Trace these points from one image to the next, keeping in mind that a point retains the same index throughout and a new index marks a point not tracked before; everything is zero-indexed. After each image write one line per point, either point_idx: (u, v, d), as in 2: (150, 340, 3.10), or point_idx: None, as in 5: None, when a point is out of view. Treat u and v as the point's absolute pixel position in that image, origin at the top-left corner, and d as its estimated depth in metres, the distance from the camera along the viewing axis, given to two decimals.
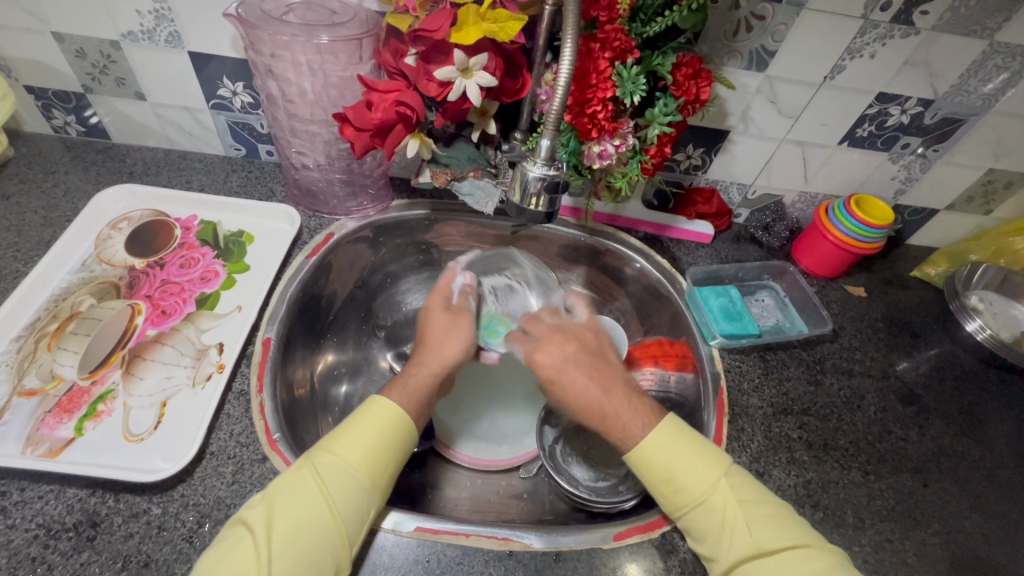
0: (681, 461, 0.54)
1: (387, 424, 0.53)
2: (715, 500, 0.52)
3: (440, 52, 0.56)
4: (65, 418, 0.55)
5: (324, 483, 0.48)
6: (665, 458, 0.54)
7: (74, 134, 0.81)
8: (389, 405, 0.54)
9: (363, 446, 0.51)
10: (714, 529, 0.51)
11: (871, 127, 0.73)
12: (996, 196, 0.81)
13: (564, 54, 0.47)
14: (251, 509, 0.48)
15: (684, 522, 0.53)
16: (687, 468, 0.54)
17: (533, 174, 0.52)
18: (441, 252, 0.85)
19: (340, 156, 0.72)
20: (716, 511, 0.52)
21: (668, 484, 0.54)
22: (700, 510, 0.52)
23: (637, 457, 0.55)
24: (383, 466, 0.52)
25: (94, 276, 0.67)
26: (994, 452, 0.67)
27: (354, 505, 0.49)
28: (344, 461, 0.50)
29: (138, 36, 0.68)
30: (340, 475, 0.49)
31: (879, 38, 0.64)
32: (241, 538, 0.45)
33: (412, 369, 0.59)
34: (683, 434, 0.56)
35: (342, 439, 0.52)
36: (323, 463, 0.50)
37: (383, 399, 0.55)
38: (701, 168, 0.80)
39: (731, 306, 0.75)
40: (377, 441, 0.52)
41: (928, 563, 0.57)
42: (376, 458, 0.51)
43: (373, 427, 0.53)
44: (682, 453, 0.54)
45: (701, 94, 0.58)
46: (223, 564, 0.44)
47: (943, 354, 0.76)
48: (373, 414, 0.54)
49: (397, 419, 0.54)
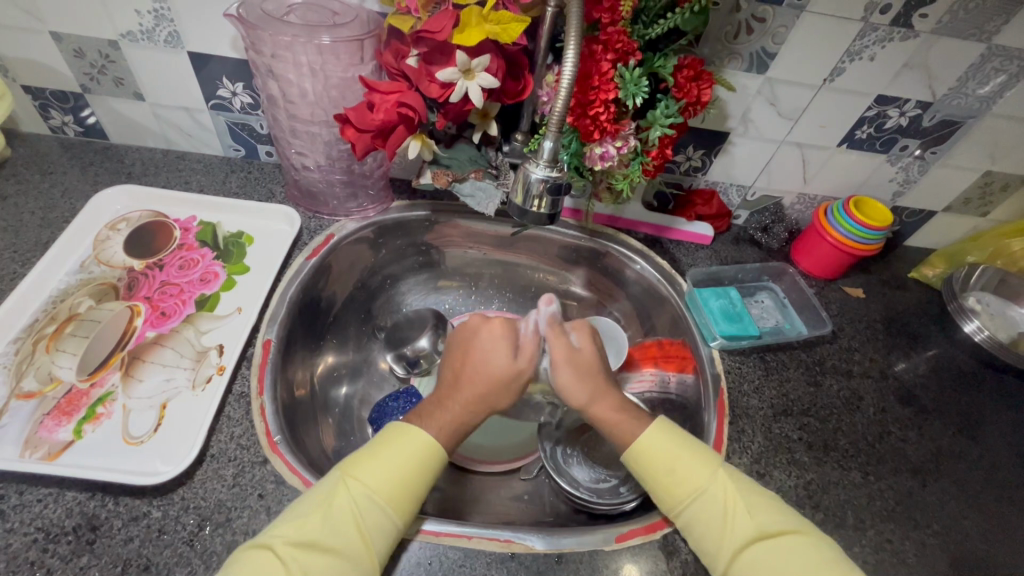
0: (674, 457, 0.56)
1: (418, 447, 0.53)
2: (711, 494, 0.54)
3: (442, 53, 0.56)
4: (64, 421, 0.55)
5: (354, 509, 0.49)
6: (660, 453, 0.56)
7: (71, 134, 0.81)
8: (422, 435, 0.54)
9: (389, 470, 0.51)
10: (712, 526, 0.52)
11: (870, 129, 0.73)
12: (993, 198, 0.82)
13: (568, 55, 0.47)
14: (276, 537, 0.47)
15: (682, 523, 0.54)
16: (678, 467, 0.56)
17: (536, 176, 0.52)
18: (441, 253, 0.85)
19: (341, 157, 0.72)
20: (714, 507, 0.53)
21: (660, 483, 0.56)
22: (696, 506, 0.53)
23: (630, 455, 0.58)
24: (408, 488, 0.52)
25: (92, 277, 0.66)
26: (992, 452, 0.67)
27: (384, 531, 0.49)
28: (370, 488, 0.50)
29: (137, 36, 0.68)
30: (367, 501, 0.49)
31: (879, 41, 0.64)
32: (267, 566, 0.45)
33: (452, 403, 0.58)
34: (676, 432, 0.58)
35: (366, 463, 0.52)
36: (352, 490, 0.50)
37: (417, 432, 0.54)
38: (700, 169, 0.80)
39: (731, 307, 0.75)
40: (409, 462, 0.52)
41: (927, 563, 0.57)
42: (405, 486, 0.51)
43: (399, 450, 0.53)
44: (677, 450, 0.57)
45: (702, 95, 0.59)
46: None
47: (942, 355, 0.77)
48: (407, 443, 0.53)
49: (429, 453, 0.53)
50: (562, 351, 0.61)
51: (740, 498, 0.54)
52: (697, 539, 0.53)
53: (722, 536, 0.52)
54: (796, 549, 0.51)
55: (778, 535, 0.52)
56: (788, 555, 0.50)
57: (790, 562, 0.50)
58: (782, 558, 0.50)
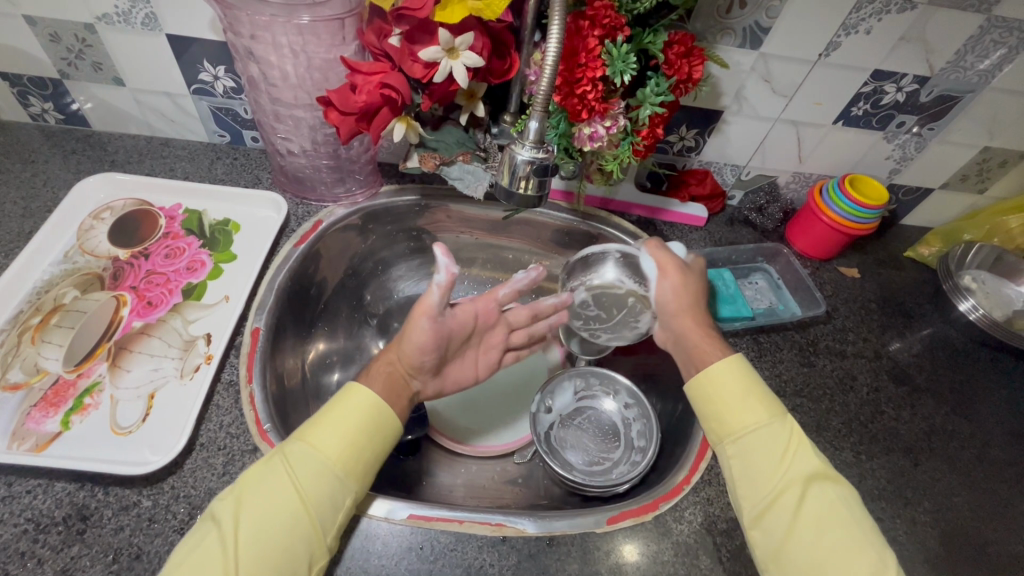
0: (746, 392, 0.57)
1: (366, 408, 0.53)
2: (774, 431, 0.55)
3: (424, 31, 0.54)
4: (51, 411, 0.55)
5: (292, 472, 0.49)
6: (732, 382, 0.57)
7: (53, 122, 0.80)
8: (366, 394, 0.53)
9: (336, 433, 0.51)
10: (767, 460, 0.54)
11: (866, 105, 0.72)
12: (991, 174, 0.80)
13: (552, 32, 0.46)
14: (221, 501, 0.48)
15: (734, 452, 0.55)
16: (747, 399, 0.56)
17: (522, 157, 0.51)
18: (433, 238, 0.84)
19: (326, 141, 0.70)
20: (771, 445, 0.54)
21: (724, 409, 0.57)
22: (755, 439, 0.55)
23: (705, 376, 0.58)
24: (356, 449, 0.51)
25: (77, 267, 0.66)
26: (984, 430, 0.67)
27: (323, 494, 0.48)
28: (312, 448, 0.50)
29: (113, 19, 0.66)
30: (311, 465, 0.49)
31: (875, 13, 0.62)
32: (208, 530, 0.46)
33: (376, 362, 0.60)
34: (752, 372, 0.59)
35: (313, 428, 0.52)
36: (295, 453, 0.50)
37: (359, 386, 0.54)
38: (694, 149, 0.79)
39: (725, 289, 0.74)
40: (353, 426, 0.52)
41: (918, 540, 0.58)
42: (348, 443, 0.51)
43: (343, 414, 0.52)
44: (748, 388, 0.57)
45: (693, 73, 0.57)
46: (190, 557, 0.45)
47: (936, 334, 0.76)
48: (346, 402, 0.53)
49: (365, 405, 0.53)
50: (666, 263, 0.65)
51: (805, 443, 0.55)
52: (744, 470, 0.54)
53: (774, 474, 0.53)
54: (842, 498, 0.52)
55: (828, 484, 0.52)
56: (832, 509, 0.51)
57: (833, 514, 0.50)
58: (829, 507, 0.51)
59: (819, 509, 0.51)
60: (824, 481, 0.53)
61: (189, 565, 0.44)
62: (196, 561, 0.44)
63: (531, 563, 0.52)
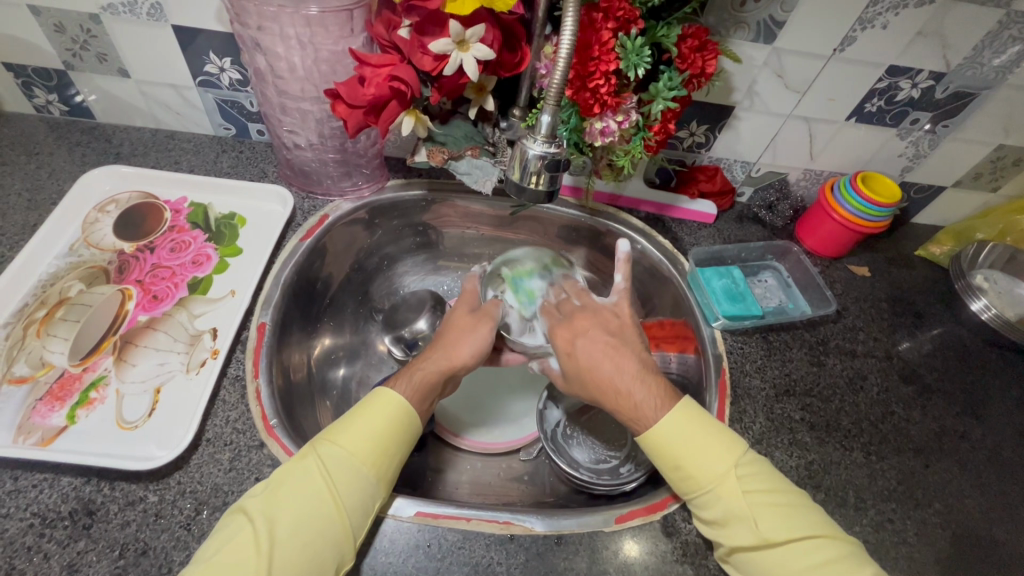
0: (695, 446, 0.53)
1: (394, 415, 0.52)
2: (723, 488, 0.51)
3: (435, 23, 0.53)
4: (57, 405, 0.54)
5: (325, 475, 0.48)
6: (672, 441, 0.53)
7: (57, 113, 0.79)
8: (398, 402, 0.53)
9: (368, 435, 0.51)
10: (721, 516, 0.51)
11: (880, 101, 0.71)
12: (1005, 173, 0.79)
13: (566, 25, 0.45)
14: (251, 499, 0.47)
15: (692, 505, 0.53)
16: (697, 455, 0.53)
17: (533, 152, 0.50)
18: (439, 233, 0.84)
19: (333, 135, 0.69)
20: (721, 503, 0.51)
21: (675, 468, 0.53)
22: (708, 496, 0.51)
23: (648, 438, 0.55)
24: (387, 452, 0.51)
25: (82, 260, 0.65)
26: (996, 431, 0.67)
27: (356, 497, 0.48)
28: (345, 450, 0.50)
29: (118, 9, 0.65)
30: (346, 469, 0.49)
31: (892, 7, 0.61)
32: (238, 529, 0.45)
33: (424, 363, 0.58)
34: (699, 421, 0.54)
35: (344, 430, 0.51)
36: (328, 454, 0.49)
37: (395, 397, 0.54)
38: (704, 145, 0.78)
39: (734, 287, 0.73)
40: (383, 432, 0.51)
41: (928, 542, 0.57)
42: (380, 446, 0.51)
43: (372, 419, 0.52)
44: (698, 439, 0.53)
45: (706, 67, 0.56)
46: (219, 554, 0.44)
47: (946, 334, 0.75)
48: (376, 409, 0.53)
49: (398, 410, 0.53)
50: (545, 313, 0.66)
51: (760, 496, 0.50)
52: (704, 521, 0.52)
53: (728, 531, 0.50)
54: (811, 530, 0.49)
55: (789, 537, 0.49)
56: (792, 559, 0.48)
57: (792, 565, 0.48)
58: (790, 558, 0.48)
59: (779, 561, 0.48)
60: (791, 518, 0.50)
61: (217, 562, 0.43)
62: (227, 558, 0.43)
63: (538, 563, 0.52)
